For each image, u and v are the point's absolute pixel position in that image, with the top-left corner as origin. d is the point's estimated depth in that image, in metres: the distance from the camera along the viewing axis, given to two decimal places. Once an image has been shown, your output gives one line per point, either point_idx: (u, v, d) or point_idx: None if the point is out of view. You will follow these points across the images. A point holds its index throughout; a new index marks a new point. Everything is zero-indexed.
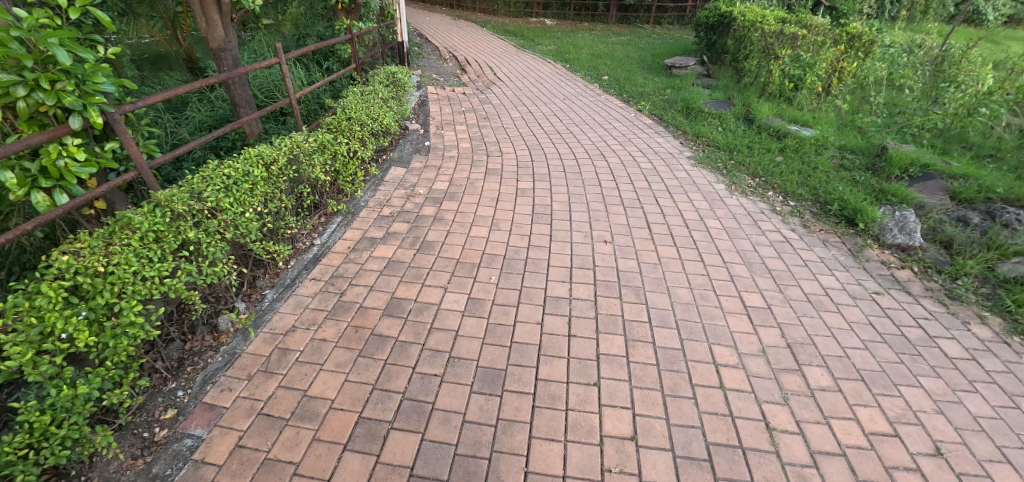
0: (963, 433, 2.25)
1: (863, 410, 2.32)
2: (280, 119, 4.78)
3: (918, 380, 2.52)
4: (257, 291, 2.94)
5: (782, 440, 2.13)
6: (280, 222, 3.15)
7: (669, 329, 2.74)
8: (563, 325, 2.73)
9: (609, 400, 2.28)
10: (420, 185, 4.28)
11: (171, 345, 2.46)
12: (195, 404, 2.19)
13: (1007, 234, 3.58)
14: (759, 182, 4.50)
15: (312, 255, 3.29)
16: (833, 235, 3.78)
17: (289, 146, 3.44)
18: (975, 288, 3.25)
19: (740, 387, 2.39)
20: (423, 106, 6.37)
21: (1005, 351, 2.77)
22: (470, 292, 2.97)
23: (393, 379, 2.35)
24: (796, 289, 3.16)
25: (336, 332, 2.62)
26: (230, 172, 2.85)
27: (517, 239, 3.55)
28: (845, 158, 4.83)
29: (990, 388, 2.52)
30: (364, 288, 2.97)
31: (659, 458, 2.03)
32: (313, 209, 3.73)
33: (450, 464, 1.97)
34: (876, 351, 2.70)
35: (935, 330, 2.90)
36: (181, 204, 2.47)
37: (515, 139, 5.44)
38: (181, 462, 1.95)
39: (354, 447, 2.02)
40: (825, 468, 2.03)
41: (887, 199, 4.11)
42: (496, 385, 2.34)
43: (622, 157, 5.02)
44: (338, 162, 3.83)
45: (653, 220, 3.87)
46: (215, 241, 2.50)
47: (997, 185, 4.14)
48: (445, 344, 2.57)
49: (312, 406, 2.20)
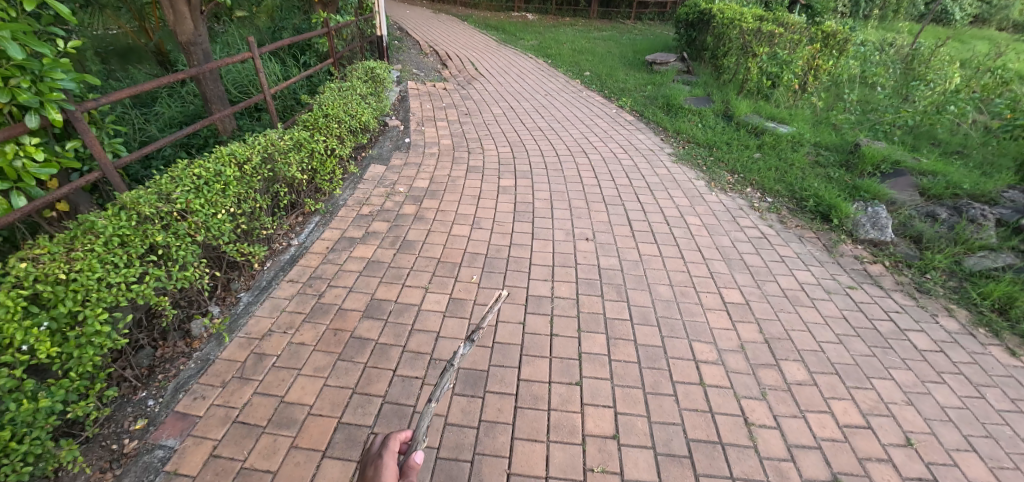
0: (931, 423, 2.33)
1: (838, 403, 2.38)
2: (254, 115, 4.66)
3: (889, 373, 2.60)
4: (232, 294, 2.87)
5: (759, 435, 2.17)
6: (256, 223, 3.08)
7: (650, 326, 2.77)
8: (545, 324, 2.73)
9: (591, 399, 2.29)
10: (400, 183, 4.23)
11: (141, 353, 2.37)
12: (167, 413, 2.13)
13: (973, 229, 3.71)
14: (737, 178, 4.57)
15: (290, 256, 3.22)
16: (809, 231, 3.85)
17: (263, 143, 3.34)
18: (943, 281, 3.36)
19: (719, 383, 2.43)
20: (404, 102, 6.27)
21: (971, 343, 2.87)
22: (452, 292, 2.95)
23: (373, 383, 2.31)
24: (774, 284, 3.21)
25: (315, 335, 2.57)
26: (201, 171, 2.76)
27: (498, 237, 3.53)
28: (821, 155, 4.93)
29: (958, 378, 2.61)
30: (343, 289, 2.92)
31: (641, 456, 2.05)
32: (290, 208, 3.65)
33: (432, 468, 1.95)
34: (850, 344, 2.77)
35: (906, 323, 2.99)
36: (148, 207, 2.39)
37: (496, 135, 5.41)
38: (152, 474, 1.89)
39: (333, 454, 1.99)
40: (801, 462, 2.07)
41: (860, 195, 4.21)
42: (479, 387, 2.32)
43: (603, 153, 5.04)
44: (315, 160, 3.75)
45: (634, 217, 3.89)
46: (185, 244, 2.42)
47: (963, 181, 4.28)
48: (426, 345, 2.55)
49: (290, 413, 2.15)
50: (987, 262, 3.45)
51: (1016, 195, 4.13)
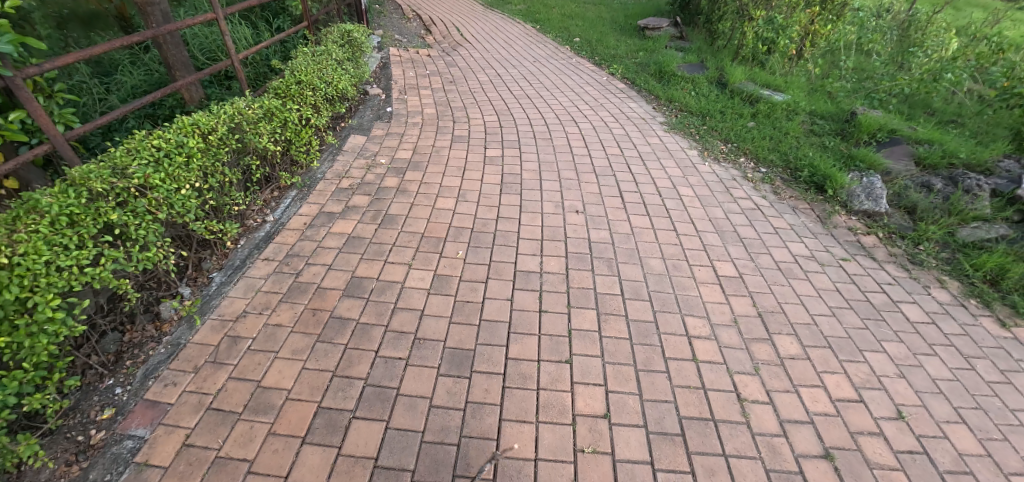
0: (922, 395, 2.31)
1: (830, 377, 2.34)
2: (224, 84, 4.41)
3: (881, 345, 2.56)
4: (203, 274, 2.73)
5: (752, 411, 2.13)
6: (225, 198, 2.93)
7: (642, 301, 2.69)
8: (533, 300, 2.64)
9: (581, 378, 2.22)
10: (382, 154, 4.05)
11: (107, 338, 2.25)
12: (136, 401, 2.03)
13: (968, 199, 3.65)
14: (730, 147, 4.45)
15: (265, 233, 3.07)
16: (803, 202, 3.77)
17: (230, 113, 3.15)
18: (936, 253, 3.32)
19: (712, 358, 2.37)
20: (385, 70, 5.99)
21: (961, 314, 2.85)
22: (436, 268, 2.84)
23: (354, 365, 2.22)
24: (767, 257, 3.14)
25: (292, 315, 2.47)
26: (160, 143, 2.61)
27: (485, 210, 3.40)
28: (816, 124, 4.81)
29: (949, 350, 2.59)
30: (322, 267, 2.80)
31: (632, 435, 1.99)
32: (264, 183, 3.48)
33: (417, 453, 1.88)
34: (842, 317, 2.73)
35: (898, 295, 2.95)
36: (99, 183, 2.24)
37: (482, 104, 5.19)
38: (121, 466, 1.79)
39: (313, 440, 1.91)
40: (794, 437, 2.04)
41: (855, 164, 4.12)
42: (465, 367, 2.24)
43: (593, 122, 4.88)
44: (289, 131, 3.55)
45: (625, 188, 3.77)
46: (145, 223, 2.30)
47: (959, 150, 4.20)
48: (410, 324, 2.45)
49: (266, 398, 2.06)
50: (980, 233, 3.41)
51: (1010, 165, 4.08)
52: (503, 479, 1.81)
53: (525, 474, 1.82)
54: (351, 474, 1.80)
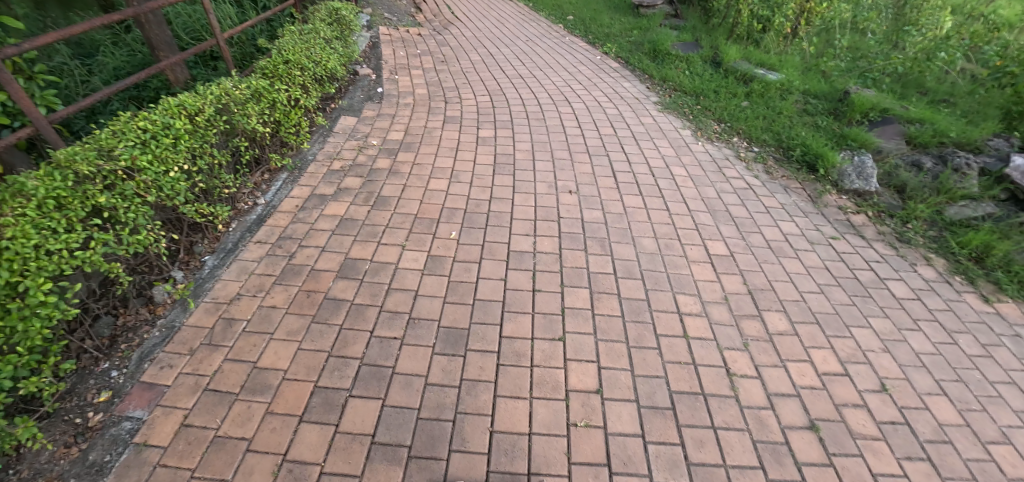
0: (906, 369, 2.37)
1: (817, 352, 2.39)
2: (210, 64, 4.32)
3: (868, 321, 2.62)
4: (196, 258, 2.72)
5: (741, 385, 2.18)
6: (215, 181, 2.91)
7: (634, 280, 2.72)
8: (527, 280, 2.66)
9: (574, 355, 2.26)
10: (373, 136, 4.01)
11: (101, 322, 2.25)
12: (132, 383, 2.04)
13: (957, 178, 3.69)
14: (724, 127, 4.44)
15: (256, 216, 3.06)
16: (794, 182, 3.80)
17: (217, 93, 3.09)
18: (924, 231, 3.36)
19: (702, 335, 2.41)
20: (375, 49, 5.88)
21: (946, 290, 2.91)
22: (430, 249, 2.84)
23: (350, 345, 2.24)
24: (758, 235, 3.17)
25: (287, 297, 2.47)
26: (146, 124, 2.58)
27: (478, 191, 3.40)
28: (809, 103, 4.80)
29: (933, 325, 2.65)
30: (315, 249, 2.79)
31: (624, 409, 2.04)
32: (254, 165, 3.45)
33: (413, 429, 1.91)
34: (830, 294, 2.77)
35: (885, 272, 3.00)
36: (86, 165, 2.21)
37: (475, 84, 5.12)
38: (121, 446, 1.81)
39: (311, 418, 1.93)
40: (781, 409, 2.09)
41: (847, 144, 4.13)
42: (460, 345, 2.27)
43: (586, 102, 4.84)
44: (277, 111, 3.51)
45: (618, 168, 3.77)
46: (134, 205, 2.28)
47: (950, 129, 4.22)
48: (404, 304, 2.47)
49: (263, 378, 2.08)
50: (968, 212, 3.46)
51: (999, 144, 4.11)
52: (498, 453, 1.85)
53: (519, 448, 1.87)
54: (349, 450, 1.83)
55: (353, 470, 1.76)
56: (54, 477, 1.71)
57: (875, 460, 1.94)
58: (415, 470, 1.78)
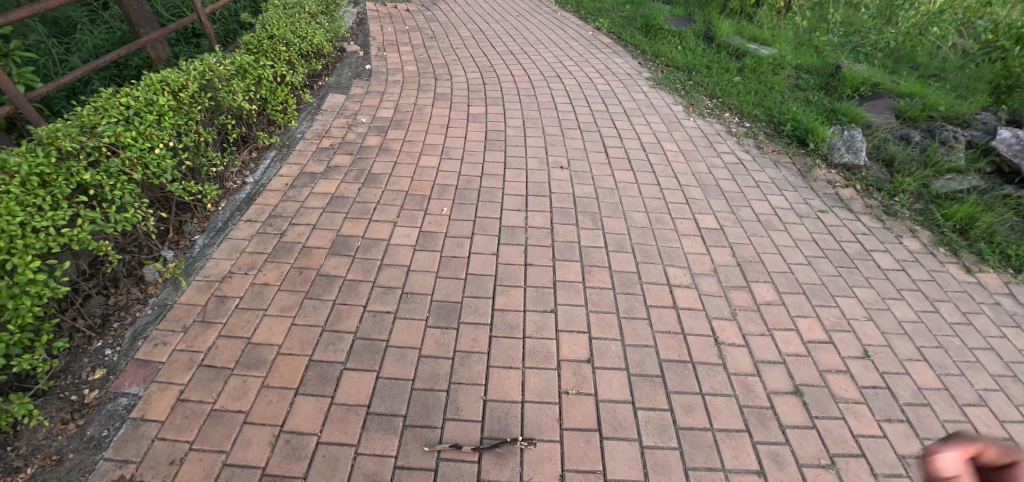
0: (888, 336, 2.43)
1: (803, 321, 2.45)
2: (192, 42, 4.21)
3: (852, 291, 2.67)
4: (185, 238, 2.71)
5: (728, 353, 2.23)
6: (202, 159, 2.87)
7: (625, 253, 2.75)
8: (519, 254, 2.68)
9: (565, 326, 2.29)
10: (362, 113, 3.96)
11: (92, 301, 2.24)
12: (127, 361, 2.04)
13: (944, 151, 3.72)
14: (715, 102, 4.43)
15: (245, 195, 3.03)
16: (784, 156, 3.82)
17: (200, 69, 3.03)
18: (910, 204, 3.41)
19: (691, 305, 2.46)
20: (362, 25, 5.76)
21: (930, 261, 2.97)
22: (422, 225, 2.85)
23: (343, 319, 2.26)
24: (747, 209, 3.20)
25: (279, 274, 2.47)
26: (129, 100, 2.53)
27: (469, 167, 3.39)
28: (800, 78, 4.79)
29: (916, 294, 2.71)
30: (306, 227, 2.78)
31: (614, 377, 2.08)
32: (242, 143, 3.40)
33: (408, 400, 1.94)
34: (817, 265, 2.82)
35: (872, 244, 3.05)
36: (69, 141, 2.17)
37: (465, 61, 5.04)
38: (118, 422, 1.82)
39: (306, 391, 1.96)
40: (766, 376, 2.15)
41: (838, 118, 4.14)
42: (453, 318, 2.30)
43: (578, 78, 4.80)
44: (263, 88, 3.45)
45: (609, 143, 3.77)
46: (120, 183, 2.26)
47: (939, 103, 4.24)
48: (397, 280, 2.48)
49: (257, 353, 2.09)
50: (953, 185, 3.50)
51: (987, 118, 4.14)
52: (492, 420, 1.89)
53: (512, 416, 1.91)
54: (345, 420, 1.86)
55: (349, 440, 1.80)
56: (53, 452, 1.72)
57: (856, 422, 2.01)
58: (410, 438, 1.81)
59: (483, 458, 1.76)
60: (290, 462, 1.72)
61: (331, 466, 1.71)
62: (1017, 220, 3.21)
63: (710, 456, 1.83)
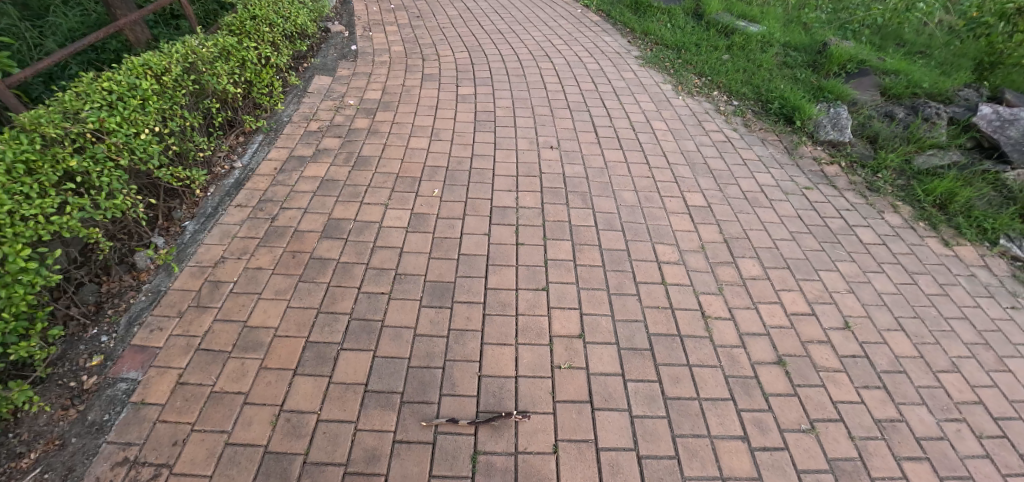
0: (868, 308, 2.52)
1: (787, 294, 2.52)
2: (171, 23, 4.09)
3: (835, 265, 2.75)
4: (175, 224, 2.70)
5: (715, 326, 2.31)
6: (188, 143, 2.85)
7: (615, 231, 2.79)
8: (510, 234, 2.72)
9: (557, 303, 2.35)
10: (350, 95, 3.91)
11: (84, 289, 2.24)
12: (123, 347, 2.06)
13: (926, 128, 3.79)
14: (704, 81, 4.45)
15: (234, 180, 3.01)
16: (771, 134, 3.86)
17: (182, 52, 2.98)
18: (892, 180, 3.48)
19: (679, 281, 2.52)
20: (346, 5, 5.63)
21: (910, 235, 3.06)
22: (413, 208, 2.86)
23: (338, 301, 2.29)
24: (734, 187, 3.25)
25: (272, 258, 2.49)
26: (111, 85, 2.49)
27: (459, 148, 3.38)
28: (788, 56, 4.80)
29: (895, 268, 2.80)
30: (297, 211, 2.78)
31: (605, 352, 2.14)
32: (228, 127, 3.36)
33: (405, 377, 1.99)
34: (801, 241, 2.89)
35: (855, 220, 3.12)
36: (52, 128, 2.14)
37: (452, 41, 4.97)
38: (118, 406, 1.85)
39: (305, 371, 1.99)
40: (751, 347, 2.23)
41: (824, 95, 4.18)
42: (446, 298, 2.34)
43: (567, 57, 4.77)
44: (247, 71, 3.40)
45: (599, 123, 3.78)
46: (108, 170, 2.24)
47: (922, 80, 4.29)
48: (390, 261, 2.51)
49: (254, 336, 2.12)
50: (934, 160, 3.58)
51: (969, 95, 4.20)
52: (487, 395, 1.95)
53: (506, 391, 1.97)
54: (344, 398, 1.90)
55: (348, 417, 1.84)
56: (55, 437, 1.74)
57: (836, 390, 2.10)
58: (408, 414, 1.86)
59: (479, 431, 1.82)
60: (291, 439, 1.77)
61: (332, 442, 1.76)
62: (995, 195, 3.30)
63: (697, 424, 1.91)
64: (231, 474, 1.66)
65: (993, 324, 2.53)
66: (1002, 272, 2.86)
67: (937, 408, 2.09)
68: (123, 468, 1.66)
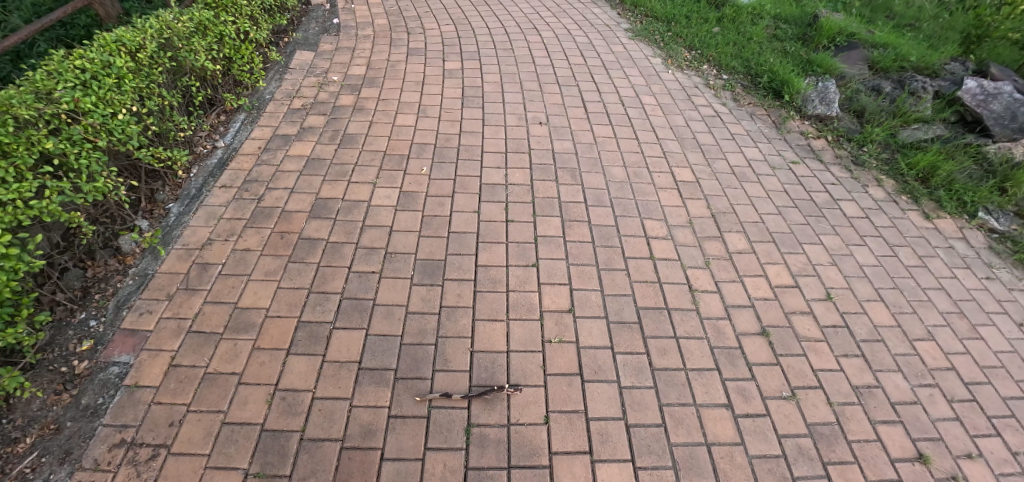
0: (850, 280, 2.59)
1: (772, 267, 2.58)
2: None
3: (819, 239, 2.81)
4: (159, 206, 2.66)
5: (702, 299, 2.36)
6: (168, 123, 2.77)
7: (604, 207, 2.81)
8: (500, 211, 2.71)
9: (547, 279, 2.37)
10: (334, 71, 3.82)
11: (70, 274, 2.21)
12: (113, 331, 2.05)
13: (912, 102, 3.81)
14: (694, 55, 4.40)
15: (217, 160, 2.96)
16: (760, 109, 3.87)
17: (157, 27, 2.89)
18: (878, 154, 3.52)
19: (668, 256, 2.56)
20: None
21: (892, 209, 3.12)
22: (402, 186, 2.84)
23: (329, 281, 2.29)
24: (722, 162, 3.27)
25: (260, 239, 2.47)
26: (84, 63, 2.41)
27: (447, 125, 3.34)
28: (779, 28, 4.76)
29: (877, 240, 2.87)
30: (284, 191, 2.75)
31: (594, 326, 2.19)
32: (208, 106, 3.27)
33: (398, 354, 2.02)
34: (787, 215, 2.94)
35: (839, 194, 3.17)
36: (24, 109, 2.06)
37: (437, 13, 4.85)
38: (112, 389, 1.85)
39: (298, 350, 2.01)
40: (736, 319, 2.29)
41: (812, 69, 4.16)
42: (438, 275, 2.35)
43: (556, 30, 4.68)
44: (226, 47, 3.30)
45: (588, 98, 3.74)
46: (86, 152, 2.18)
47: (910, 54, 4.28)
48: (380, 240, 2.50)
49: (245, 317, 2.12)
50: (919, 134, 3.62)
51: (955, 68, 4.22)
52: (479, 369, 1.98)
53: (498, 365, 2.00)
54: (338, 376, 1.93)
55: (343, 394, 1.87)
56: (50, 422, 1.74)
57: (817, 359, 2.17)
58: (402, 389, 1.90)
59: (472, 404, 1.87)
60: (287, 417, 1.79)
61: (328, 419, 1.79)
62: (976, 169, 3.36)
63: (683, 393, 1.97)
64: (229, 453, 1.68)
65: (968, 294, 2.62)
66: (979, 244, 2.94)
67: (911, 374, 2.17)
68: (121, 450, 1.67)
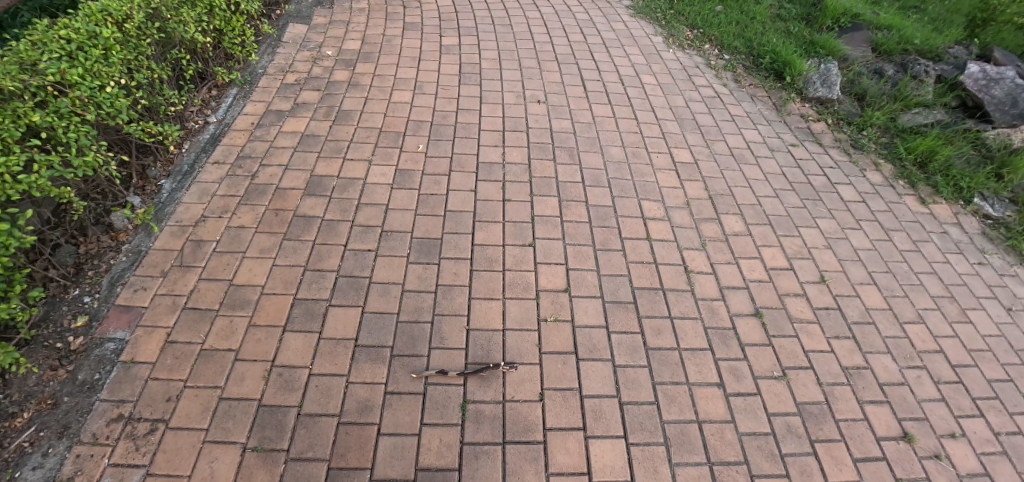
0: (844, 263, 2.60)
1: (768, 250, 2.59)
2: None
3: (815, 222, 2.81)
4: (151, 183, 2.62)
5: (697, 280, 2.37)
6: (158, 97, 2.71)
7: (601, 188, 2.79)
8: (496, 191, 2.70)
9: (544, 258, 2.37)
10: (328, 45, 3.73)
11: (62, 251, 2.19)
12: (108, 307, 2.04)
13: (914, 86, 3.77)
14: (696, 34, 4.33)
15: (209, 135, 2.91)
16: (760, 90, 3.82)
17: None
18: (877, 138, 3.51)
19: (664, 237, 2.56)
20: None
21: (889, 194, 3.12)
22: (398, 164, 2.81)
23: (325, 259, 2.28)
24: (721, 143, 3.25)
25: (254, 217, 2.45)
26: (69, 33, 2.33)
27: (444, 102, 3.29)
28: (783, 7, 4.67)
29: (873, 225, 2.88)
30: (279, 167, 2.72)
31: (590, 304, 2.20)
32: (199, 80, 3.20)
33: (394, 332, 2.02)
34: (784, 198, 2.94)
35: (837, 178, 3.17)
36: (8, 80, 2.00)
37: None
38: (109, 365, 1.85)
39: (294, 327, 2.01)
40: (730, 300, 2.31)
41: (815, 51, 4.11)
42: (434, 254, 2.34)
43: (556, 6, 4.58)
44: (216, 18, 3.21)
45: (587, 76, 3.69)
46: (73, 125, 2.13)
47: (915, 36, 4.21)
48: (376, 218, 2.49)
49: (241, 294, 2.12)
50: (919, 119, 3.60)
51: (958, 52, 4.17)
52: (475, 347, 2.00)
53: (494, 343, 2.02)
54: (335, 353, 1.94)
55: (340, 370, 1.88)
56: (47, 397, 1.74)
57: (809, 340, 2.20)
58: (398, 366, 1.91)
59: (468, 381, 1.89)
60: (284, 393, 1.80)
61: (325, 395, 1.81)
62: (974, 155, 3.36)
63: (676, 372, 1.99)
64: (227, 427, 1.70)
65: (959, 279, 2.64)
66: (973, 230, 2.96)
67: (900, 356, 2.21)
68: (119, 424, 1.68)
